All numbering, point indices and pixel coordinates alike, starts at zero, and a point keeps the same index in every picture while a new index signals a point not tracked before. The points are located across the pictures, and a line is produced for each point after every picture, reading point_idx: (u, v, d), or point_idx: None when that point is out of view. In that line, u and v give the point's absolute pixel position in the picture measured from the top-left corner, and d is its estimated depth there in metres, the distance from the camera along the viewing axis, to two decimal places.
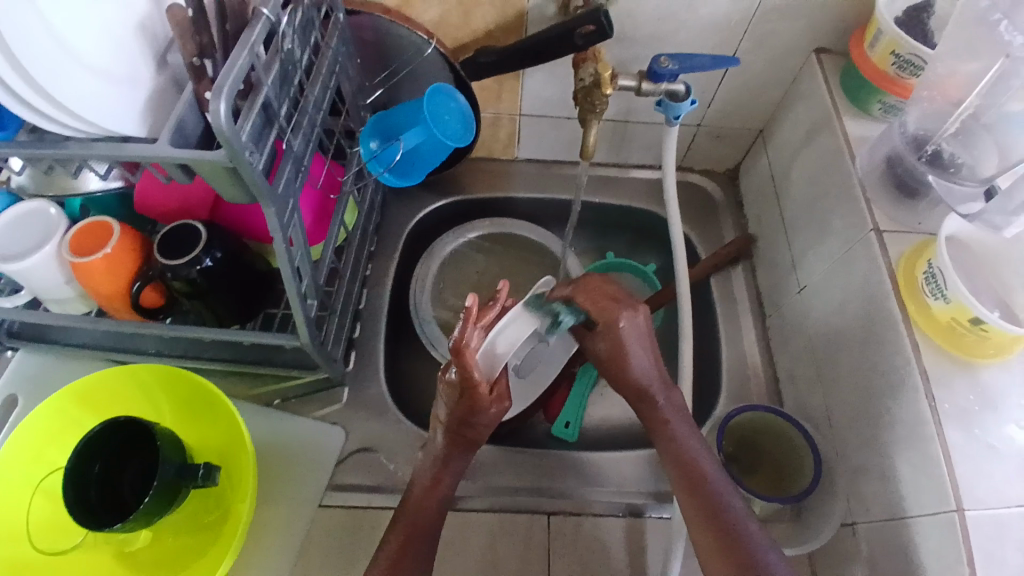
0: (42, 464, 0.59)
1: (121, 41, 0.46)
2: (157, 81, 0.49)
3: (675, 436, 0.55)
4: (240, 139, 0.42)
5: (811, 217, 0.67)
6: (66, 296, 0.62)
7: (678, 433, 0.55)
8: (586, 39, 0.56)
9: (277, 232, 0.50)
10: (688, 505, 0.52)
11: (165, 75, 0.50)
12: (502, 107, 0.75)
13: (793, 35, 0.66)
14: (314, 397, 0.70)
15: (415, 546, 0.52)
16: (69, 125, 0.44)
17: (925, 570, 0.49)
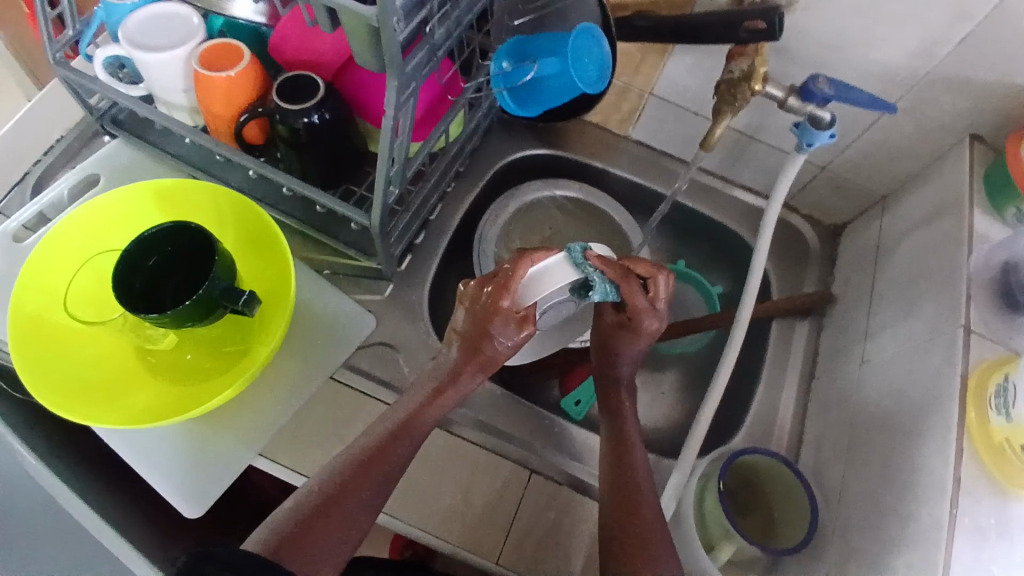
0: (106, 241, 0.63)
1: None
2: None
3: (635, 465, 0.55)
4: (393, 3, 0.43)
5: (902, 296, 0.64)
6: (178, 102, 0.65)
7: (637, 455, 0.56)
8: (749, 35, 0.55)
9: (391, 108, 0.51)
10: (634, 524, 0.50)
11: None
12: (635, 80, 0.74)
13: (958, 109, 0.62)
14: (360, 281, 0.72)
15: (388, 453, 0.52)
16: None
17: None
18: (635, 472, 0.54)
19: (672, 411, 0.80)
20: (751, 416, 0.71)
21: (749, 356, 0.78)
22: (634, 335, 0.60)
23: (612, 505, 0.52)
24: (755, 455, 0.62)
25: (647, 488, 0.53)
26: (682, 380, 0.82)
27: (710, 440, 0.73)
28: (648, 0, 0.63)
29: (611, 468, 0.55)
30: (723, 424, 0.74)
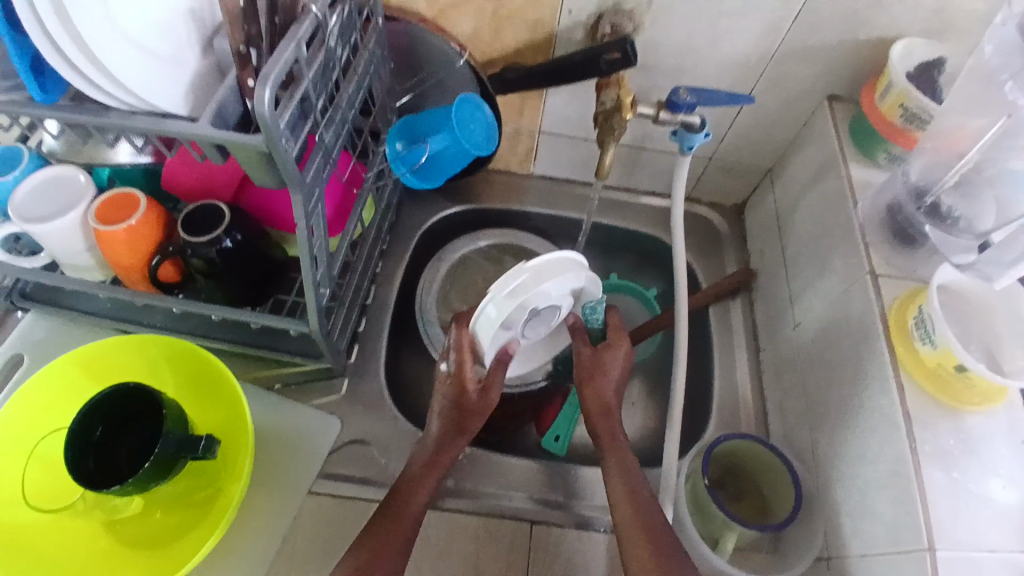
0: (40, 428, 0.60)
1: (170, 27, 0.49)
2: (203, 64, 0.52)
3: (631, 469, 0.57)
4: (279, 127, 0.45)
5: (811, 254, 0.69)
6: (86, 263, 0.63)
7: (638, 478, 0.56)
8: (609, 66, 0.60)
9: (302, 218, 0.52)
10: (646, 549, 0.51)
11: (209, 60, 0.53)
12: (522, 123, 0.78)
13: (808, 79, 0.69)
14: (315, 386, 0.72)
15: (395, 542, 0.52)
16: (115, 96, 0.46)
17: None
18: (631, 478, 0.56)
19: (645, 417, 0.83)
20: (717, 402, 0.74)
21: (698, 344, 0.81)
22: (616, 347, 0.62)
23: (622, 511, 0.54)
24: (730, 441, 0.65)
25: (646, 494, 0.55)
26: (646, 384, 0.85)
27: (687, 434, 0.76)
28: (511, 51, 0.69)
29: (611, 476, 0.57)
30: (693, 415, 0.77)
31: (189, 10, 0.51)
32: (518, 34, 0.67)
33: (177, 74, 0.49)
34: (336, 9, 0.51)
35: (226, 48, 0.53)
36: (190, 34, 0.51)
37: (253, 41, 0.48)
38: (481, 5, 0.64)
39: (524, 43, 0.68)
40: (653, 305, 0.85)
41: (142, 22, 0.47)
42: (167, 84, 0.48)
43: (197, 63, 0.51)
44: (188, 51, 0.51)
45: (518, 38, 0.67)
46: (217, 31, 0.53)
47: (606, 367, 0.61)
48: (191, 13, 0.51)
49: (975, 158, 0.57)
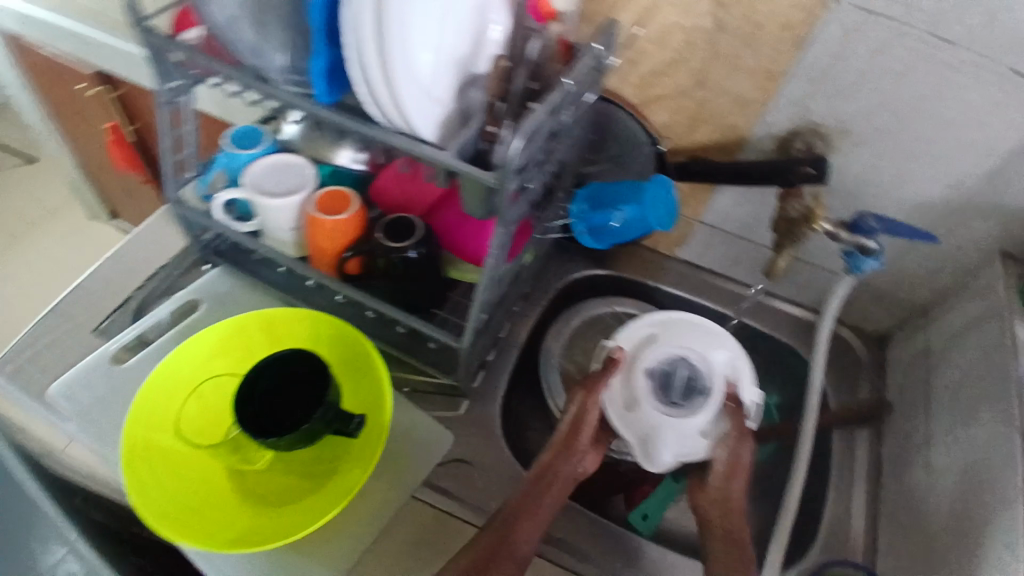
0: (207, 369, 0.68)
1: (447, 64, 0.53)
2: (455, 107, 0.55)
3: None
4: (513, 170, 0.50)
5: (956, 403, 0.67)
6: (283, 240, 0.70)
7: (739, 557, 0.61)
8: (801, 179, 0.64)
9: (494, 251, 0.57)
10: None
11: (460, 104, 0.55)
12: (684, 209, 0.83)
13: (984, 232, 0.69)
14: (436, 397, 0.75)
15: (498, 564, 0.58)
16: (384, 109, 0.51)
17: None
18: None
19: None
20: (824, 529, 0.71)
21: (812, 462, 0.79)
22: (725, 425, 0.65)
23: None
24: None
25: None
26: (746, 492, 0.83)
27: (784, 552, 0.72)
28: (697, 147, 0.74)
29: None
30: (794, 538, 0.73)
31: (459, 60, 0.55)
32: (708, 134, 0.72)
33: (434, 111, 0.53)
34: (580, 82, 0.56)
35: (479, 99, 0.56)
36: (454, 82, 0.55)
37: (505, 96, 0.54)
38: (683, 101, 0.70)
39: (712, 142, 0.73)
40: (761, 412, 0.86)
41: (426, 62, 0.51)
42: (424, 114, 0.52)
43: (449, 103, 0.55)
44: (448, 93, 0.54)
45: (707, 137, 0.73)
46: (474, 83, 0.57)
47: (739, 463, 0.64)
48: (459, 64, 0.55)
49: None
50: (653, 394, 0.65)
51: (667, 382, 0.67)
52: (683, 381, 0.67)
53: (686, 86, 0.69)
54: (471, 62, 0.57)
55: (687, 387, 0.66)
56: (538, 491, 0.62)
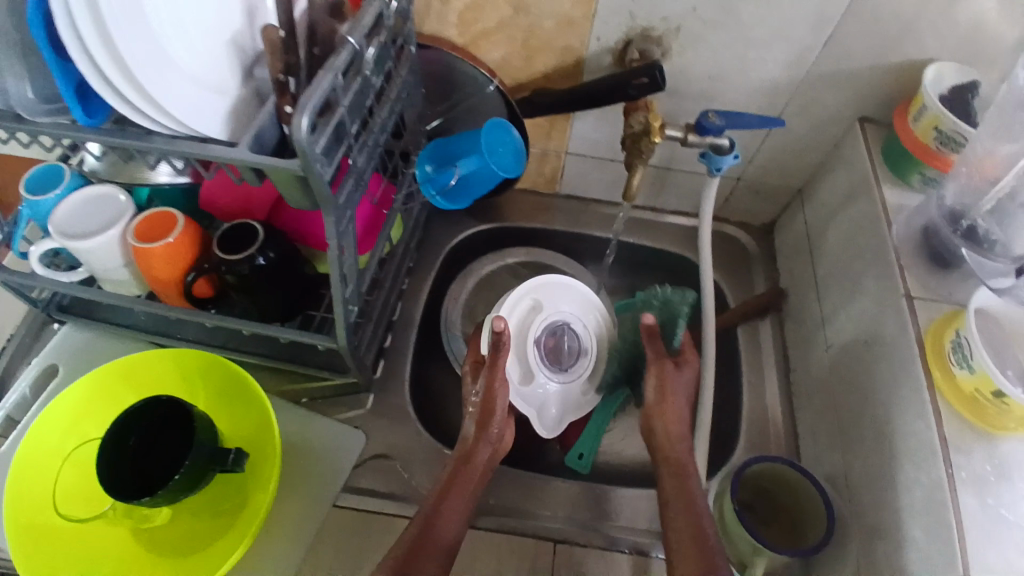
0: (76, 434, 0.64)
1: (212, 52, 0.51)
2: (244, 91, 0.55)
3: (685, 481, 0.58)
4: (315, 151, 0.46)
5: (842, 276, 0.68)
6: (122, 278, 0.67)
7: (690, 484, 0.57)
8: (638, 90, 0.61)
9: (333, 241, 0.53)
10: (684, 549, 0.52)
11: (250, 87, 0.55)
12: (550, 144, 0.80)
13: (837, 104, 0.69)
14: (339, 400, 0.73)
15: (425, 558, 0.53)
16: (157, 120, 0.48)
17: None
18: (682, 484, 0.57)
19: None
20: (746, 424, 0.72)
21: (724, 363, 0.80)
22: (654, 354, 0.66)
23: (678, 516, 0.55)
24: (760, 465, 0.64)
25: (698, 495, 0.56)
26: None
27: (713, 455, 0.74)
28: (540, 77, 0.71)
29: (670, 488, 0.58)
30: (720, 438, 0.75)
31: (232, 38, 0.53)
32: (548, 61, 0.69)
33: (219, 104, 0.52)
34: (373, 38, 0.52)
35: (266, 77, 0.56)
36: (234, 63, 0.54)
37: (293, 69, 0.50)
38: (512, 33, 0.66)
39: (554, 69, 0.69)
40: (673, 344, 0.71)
41: (188, 54, 0.49)
42: (208, 112, 0.51)
43: (236, 89, 0.54)
44: (231, 79, 0.53)
45: (548, 64, 0.69)
46: (257, 59, 0.56)
47: (671, 378, 0.65)
48: (234, 42, 0.54)
49: (1010, 184, 0.56)
50: (548, 366, 0.71)
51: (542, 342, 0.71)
52: (568, 347, 0.74)
53: (508, 15, 0.64)
54: (245, 39, 0.55)
55: (570, 351, 0.74)
56: (462, 474, 0.59)
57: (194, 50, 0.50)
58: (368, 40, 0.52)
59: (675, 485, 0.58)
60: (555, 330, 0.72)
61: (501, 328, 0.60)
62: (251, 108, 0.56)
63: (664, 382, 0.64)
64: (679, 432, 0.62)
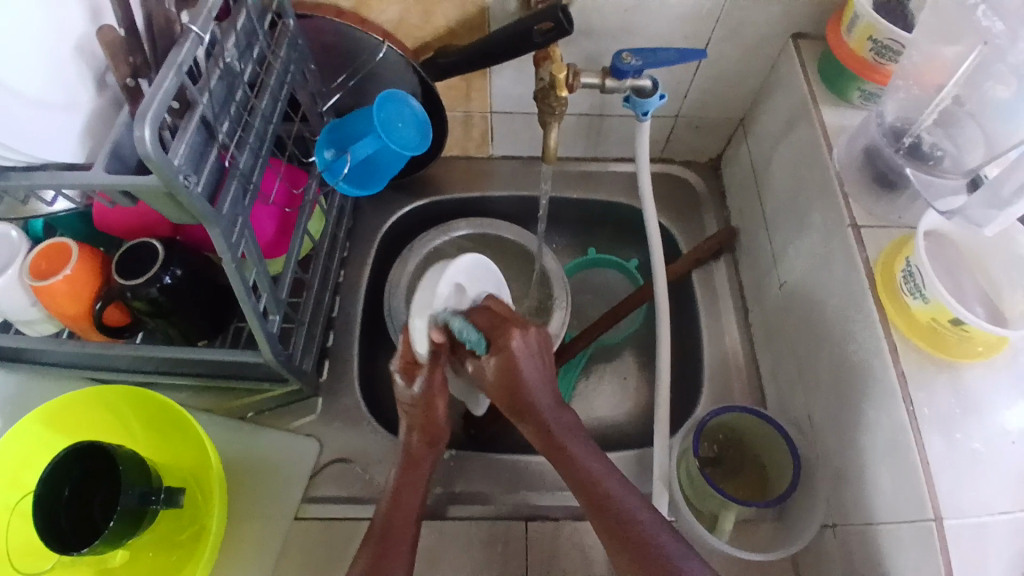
0: (15, 488, 0.60)
1: (56, 67, 0.47)
2: (99, 101, 0.52)
3: (574, 458, 0.50)
4: (173, 165, 0.41)
5: (790, 209, 0.65)
6: (34, 318, 0.62)
7: (571, 452, 0.50)
8: (543, 37, 0.55)
9: (226, 254, 0.49)
10: (599, 527, 0.48)
11: (105, 96, 0.52)
12: (472, 106, 0.74)
13: (768, 22, 0.64)
14: (289, 409, 0.70)
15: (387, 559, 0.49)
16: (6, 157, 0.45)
17: (892, 556, 0.50)
18: (577, 466, 0.49)
19: (638, 395, 0.80)
20: (708, 372, 0.70)
21: (683, 313, 0.77)
22: (508, 335, 0.51)
23: (580, 498, 0.49)
24: (721, 416, 0.62)
25: (597, 471, 0.49)
26: (637, 359, 0.82)
27: (679, 408, 0.72)
28: (443, 33, 0.65)
29: (562, 469, 0.51)
30: (684, 390, 0.73)
31: (77, 43, 0.49)
32: (448, 14, 0.63)
33: (72, 122, 0.49)
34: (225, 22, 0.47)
35: (119, 83, 0.53)
36: (84, 72, 0.50)
37: (141, 71, 0.46)
38: None
39: (456, 22, 0.64)
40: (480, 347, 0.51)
41: (25, 74, 0.45)
42: (61, 136, 0.49)
43: (91, 103, 0.51)
44: (80, 91, 0.50)
45: (448, 18, 0.64)
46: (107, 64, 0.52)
47: (516, 359, 0.51)
48: (80, 48, 0.49)
49: (954, 91, 0.53)
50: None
51: None
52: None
53: None
54: (92, 45, 0.50)
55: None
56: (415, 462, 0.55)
57: (31, 69, 0.45)
58: (220, 25, 0.47)
59: (557, 460, 0.51)
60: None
61: (443, 342, 0.50)
62: (109, 120, 0.53)
63: (515, 367, 0.51)
64: (553, 402, 0.52)
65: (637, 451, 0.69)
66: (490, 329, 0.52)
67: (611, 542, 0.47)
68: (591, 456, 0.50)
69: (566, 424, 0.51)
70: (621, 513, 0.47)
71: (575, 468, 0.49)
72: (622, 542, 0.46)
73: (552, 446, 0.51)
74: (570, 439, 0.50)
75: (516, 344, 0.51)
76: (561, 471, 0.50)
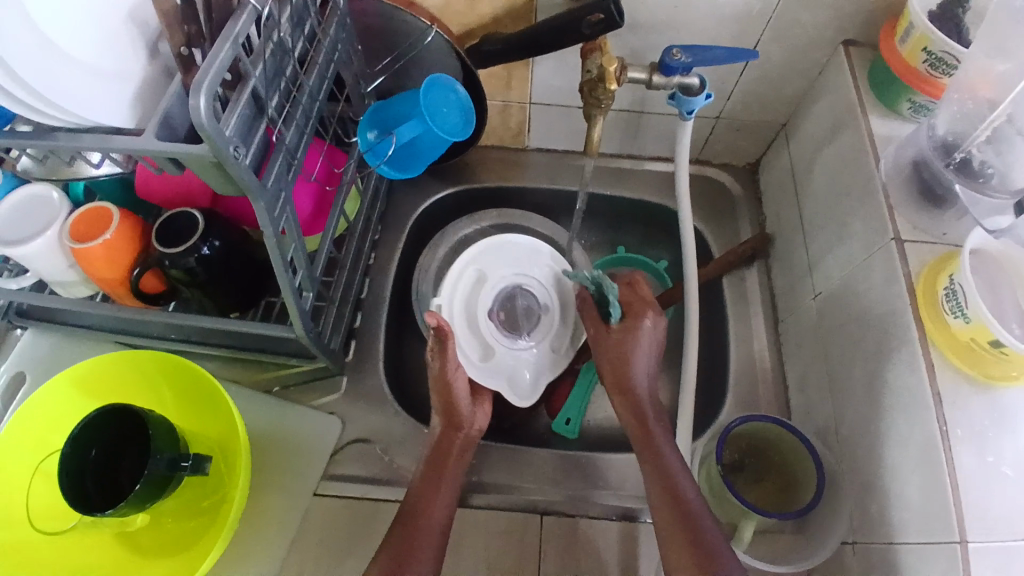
0: (43, 447, 0.61)
1: (108, 32, 0.48)
2: (151, 69, 0.52)
3: (661, 451, 0.55)
4: (224, 135, 0.42)
5: (830, 217, 0.64)
6: (71, 280, 0.63)
7: (658, 445, 0.55)
8: (592, 28, 0.54)
9: (268, 228, 0.49)
10: (666, 522, 0.50)
11: (156, 65, 0.52)
12: (511, 95, 0.74)
13: (819, 27, 0.63)
14: (313, 385, 0.71)
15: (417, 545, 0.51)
16: (56, 117, 0.46)
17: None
18: (660, 456, 0.54)
19: (660, 396, 0.79)
20: (733, 378, 0.70)
21: (710, 316, 0.77)
22: (644, 312, 0.62)
23: (658, 489, 0.52)
24: (746, 423, 0.62)
25: (676, 470, 0.53)
26: (661, 360, 0.82)
27: (701, 411, 0.72)
28: (489, 21, 0.65)
29: (646, 463, 0.55)
30: (708, 394, 0.73)
31: (128, 12, 0.50)
32: (495, 1, 0.63)
33: (124, 88, 0.50)
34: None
35: (171, 52, 0.53)
36: (136, 39, 0.50)
37: (195, 40, 0.46)
38: None
39: (502, 10, 0.64)
40: (616, 316, 0.63)
41: (76, 37, 0.46)
42: (114, 100, 0.49)
43: (143, 70, 0.51)
44: (132, 57, 0.50)
45: (495, 5, 0.63)
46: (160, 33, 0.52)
47: (633, 346, 0.61)
48: (130, 16, 0.50)
49: (1006, 110, 0.52)
50: (502, 332, 0.71)
51: (509, 314, 0.73)
52: (524, 305, 0.74)
53: None
54: (145, 13, 0.51)
55: (530, 312, 0.74)
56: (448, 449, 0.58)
57: (82, 33, 0.46)
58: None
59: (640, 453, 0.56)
60: (509, 296, 0.73)
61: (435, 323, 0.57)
62: (160, 88, 0.53)
63: (631, 342, 0.61)
64: (655, 406, 0.60)
65: None
66: (631, 302, 0.64)
67: (672, 540, 0.49)
68: (673, 456, 0.54)
69: (650, 425, 0.57)
70: (693, 516, 0.49)
71: (660, 460, 0.54)
72: (686, 533, 0.48)
73: (642, 439, 0.57)
74: (660, 432, 0.57)
75: (645, 324, 0.62)
76: (645, 460, 0.55)
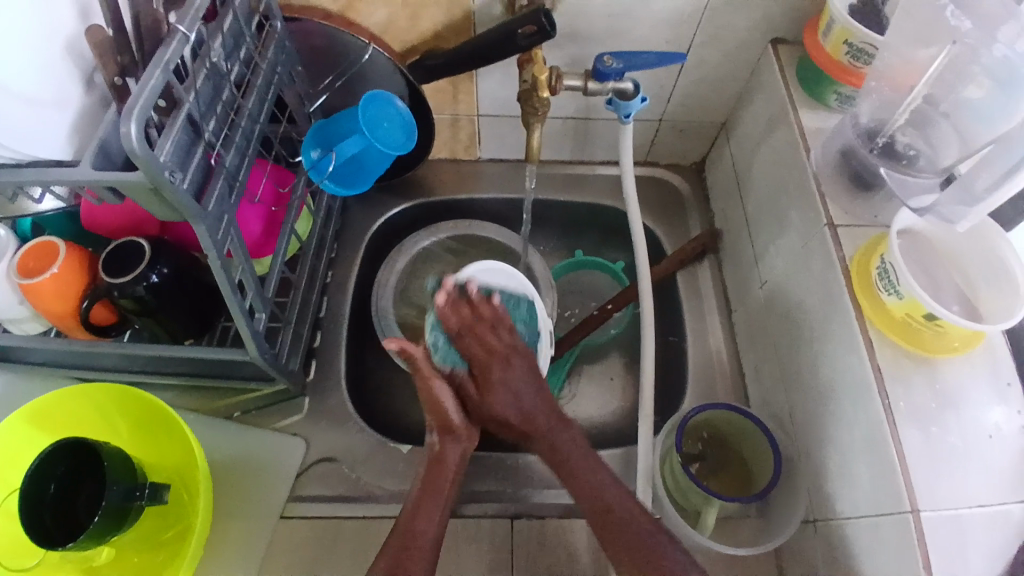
0: (0, 488, 0.60)
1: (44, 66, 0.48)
2: (87, 100, 0.52)
3: (586, 478, 0.53)
4: (158, 160, 0.42)
5: (771, 209, 0.66)
6: (22, 316, 0.62)
7: (586, 467, 0.53)
8: (528, 40, 0.56)
9: (211, 251, 0.49)
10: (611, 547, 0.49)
11: (93, 95, 0.53)
12: (459, 109, 0.75)
13: (747, 26, 0.65)
14: (274, 409, 0.71)
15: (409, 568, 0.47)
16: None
17: (870, 550, 0.50)
18: (591, 485, 0.52)
19: (624, 396, 0.80)
20: (692, 372, 0.71)
21: (667, 313, 0.78)
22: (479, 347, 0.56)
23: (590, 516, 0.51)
24: (703, 412, 0.63)
25: (610, 489, 0.52)
26: (624, 360, 0.83)
27: (663, 408, 0.73)
28: (430, 36, 0.67)
29: (572, 488, 0.53)
30: (669, 390, 0.74)
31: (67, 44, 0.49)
32: (435, 17, 0.64)
33: (59, 120, 0.50)
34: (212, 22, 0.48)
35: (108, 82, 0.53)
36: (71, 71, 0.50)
37: (129, 69, 0.47)
38: None
39: (442, 25, 0.65)
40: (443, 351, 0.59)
41: (9, 70, 0.46)
42: (47, 133, 0.49)
43: (79, 101, 0.51)
44: (68, 89, 0.50)
45: (435, 20, 0.65)
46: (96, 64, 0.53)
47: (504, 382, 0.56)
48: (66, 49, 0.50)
49: (924, 91, 0.54)
50: None
51: None
52: None
53: None
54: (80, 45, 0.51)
55: None
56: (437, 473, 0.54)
57: (17, 67, 0.46)
58: (208, 25, 0.48)
59: (567, 480, 0.54)
60: None
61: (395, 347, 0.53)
62: (97, 119, 0.53)
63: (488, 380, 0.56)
64: (555, 420, 0.56)
65: (622, 448, 0.70)
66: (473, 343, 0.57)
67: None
68: (597, 467, 0.53)
69: (563, 446, 0.55)
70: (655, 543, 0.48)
71: (588, 484, 0.52)
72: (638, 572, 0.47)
73: (561, 467, 0.54)
74: (580, 458, 0.54)
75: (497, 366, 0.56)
76: (573, 490, 0.53)
